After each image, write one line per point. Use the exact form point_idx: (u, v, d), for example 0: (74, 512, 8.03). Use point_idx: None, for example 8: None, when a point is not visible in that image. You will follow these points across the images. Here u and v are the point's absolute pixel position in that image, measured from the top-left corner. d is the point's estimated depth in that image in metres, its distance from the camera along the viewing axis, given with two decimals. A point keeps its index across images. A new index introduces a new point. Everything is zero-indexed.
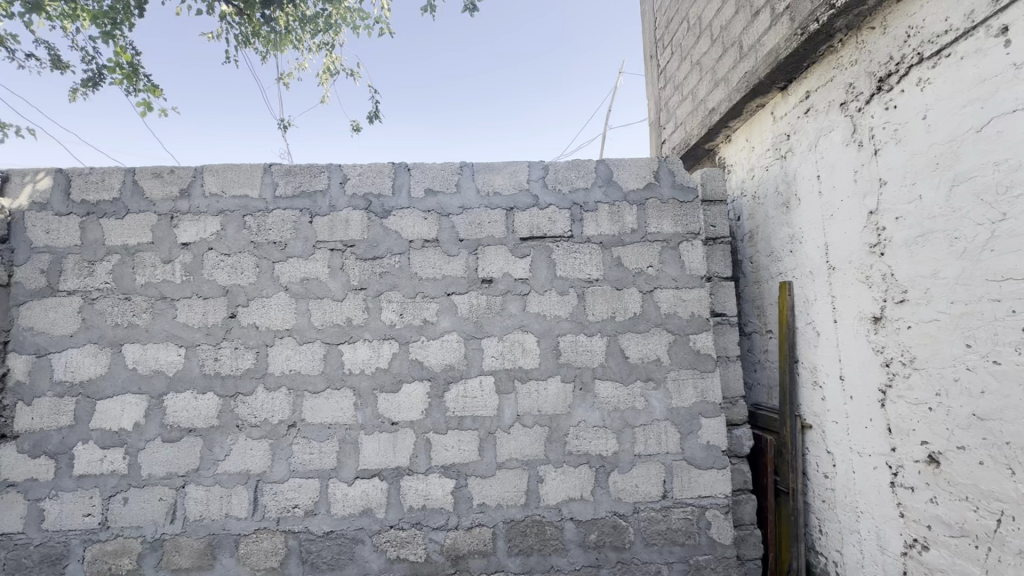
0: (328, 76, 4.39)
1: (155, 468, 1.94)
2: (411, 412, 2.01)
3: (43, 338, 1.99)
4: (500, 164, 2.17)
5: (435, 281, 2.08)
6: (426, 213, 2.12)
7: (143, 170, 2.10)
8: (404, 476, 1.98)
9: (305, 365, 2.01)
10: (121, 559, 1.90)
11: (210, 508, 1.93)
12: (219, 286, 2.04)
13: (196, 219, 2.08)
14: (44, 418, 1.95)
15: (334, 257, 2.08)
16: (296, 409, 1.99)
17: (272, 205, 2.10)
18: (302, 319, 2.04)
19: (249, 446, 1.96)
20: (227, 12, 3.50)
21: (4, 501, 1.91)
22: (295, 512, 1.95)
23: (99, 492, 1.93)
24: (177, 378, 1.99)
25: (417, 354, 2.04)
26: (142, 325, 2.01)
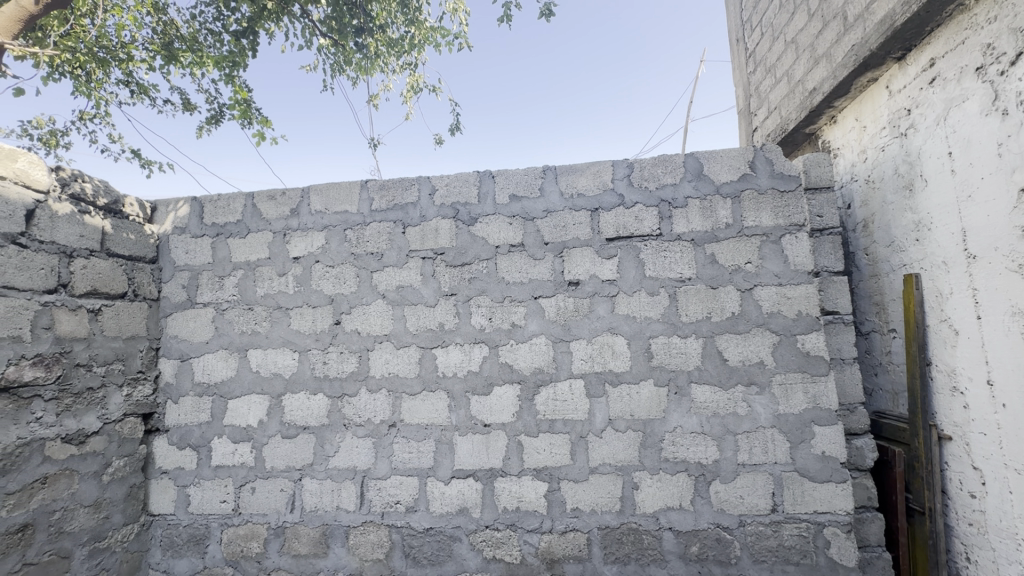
0: (412, 94, 4.63)
1: (276, 461, 2.15)
2: (503, 414, 2.04)
3: (186, 344, 2.29)
4: (584, 165, 2.15)
5: (522, 285, 2.11)
6: (511, 218, 2.15)
7: (260, 194, 2.35)
8: (498, 478, 2.02)
9: (403, 368, 2.12)
10: (251, 542, 2.12)
11: (323, 500, 2.10)
12: (325, 295, 2.22)
13: (305, 235, 2.28)
14: (188, 415, 2.23)
15: (426, 265, 2.18)
16: (395, 410, 2.10)
17: (369, 218, 2.25)
18: (399, 324, 2.15)
19: (355, 443, 2.11)
20: (324, 44, 3.83)
21: (159, 486, 2.22)
22: (398, 508, 2.06)
23: (232, 481, 2.17)
24: (292, 380, 2.18)
25: (507, 357, 2.07)
26: (263, 332, 2.24)
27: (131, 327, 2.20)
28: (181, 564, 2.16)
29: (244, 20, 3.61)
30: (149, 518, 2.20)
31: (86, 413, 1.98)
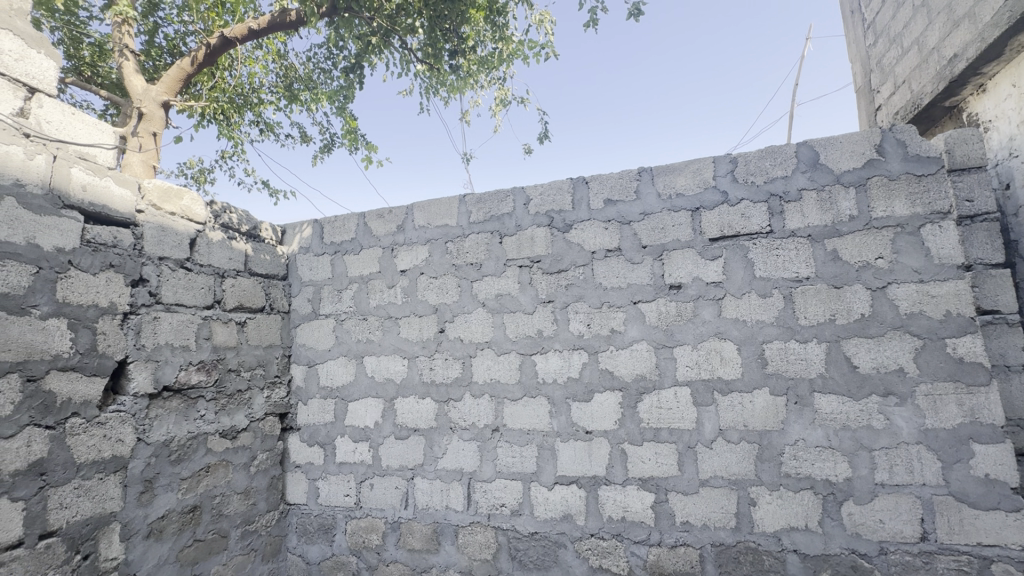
0: (501, 107, 4.77)
1: (392, 460, 2.31)
2: (605, 421, 2.02)
3: (313, 352, 2.55)
4: (682, 164, 2.08)
5: (620, 290, 2.08)
6: (607, 223, 2.13)
7: (370, 214, 2.56)
8: (602, 485, 1.99)
9: (505, 374, 2.18)
10: (371, 534, 2.30)
11: (434, 499, 2.22)
12: (430, 305, 2.36)
13: (410, 249, 2.44)
14: (316, 415, 2.48)
15: (523, 273, 2.23)
16: (498, 415, 2.17)
17: (468, 230, 2.36)
18: (499, 332, 2.22)
19: (461, 446, 2.20)
20: (421, 70, 4.10)
21: (294, 478, 2.49)
22: (503, 511, 2.11)
23: (354, 477, 2.37)
24: (403, 385, 2.34)
25: (607, 363, 2.05)
26: (376, 340, 2.43)
27: (269, 336, 2.50)
28: (312, 550, 2.40)
29: (352, 57, 3.98)
30: (286, 507, 2.48)
31: (237, 411, 2.28)
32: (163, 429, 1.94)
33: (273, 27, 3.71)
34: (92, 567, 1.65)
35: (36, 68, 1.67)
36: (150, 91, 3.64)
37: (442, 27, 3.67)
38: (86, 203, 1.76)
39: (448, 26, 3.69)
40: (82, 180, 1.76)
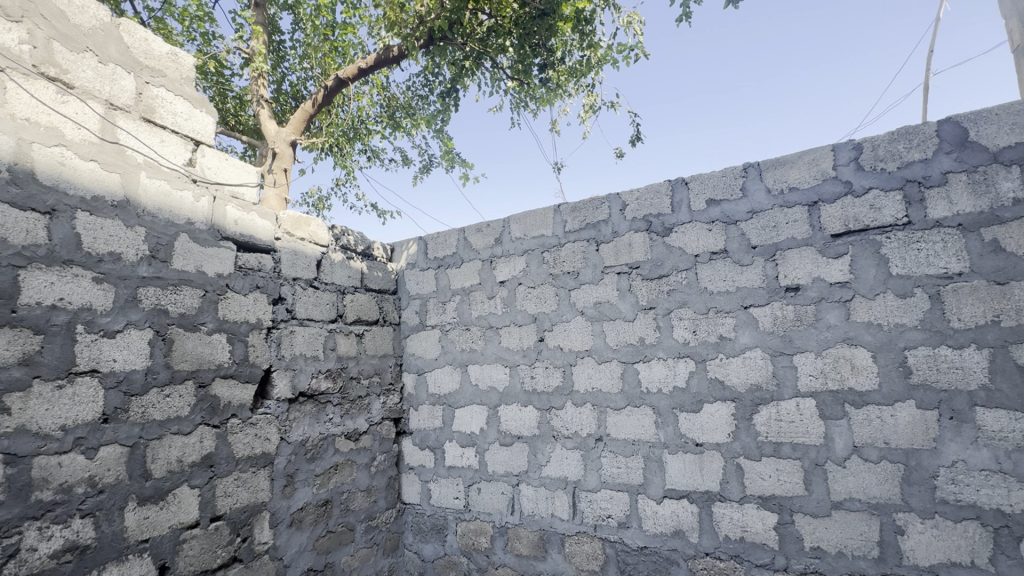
0: (590, 113, 4.75)
1: (497, 466, 2.38)
2: (717, 433, 1.91)
3: (421, 361, 2.72)
4: (795, 156, 1.92)
5: (728, 294, 1.96)
6: (710, 224, 2.03)
7: (470, 229, 2.68)
8: (716, 502, 1.88)
9: (606, 383, 2.16)
10: (480, 537, 2.38)
11: (539, 506, 2.24)
12: (529, 315, 2.41)
13: (509, 261, 2.52)
14: (426, 420, 2.64)
15: (622, 279, 2.19)
16: (601, 424, 2.15)
17: (564, 240, 2.38)
18: (599, 340, 2.20)
19: (565, 455, 2.21)
20: (511, 86, 4.23)
21: (408, 479, 2.66)
22: (610, 522, 2.08)
23: (462, 480, 2.47)
24: (506, 393, 2.41)
25: (717, 372, 1.94)
26: (479, 350, 2.53)
27: (383, 346, 2.72)
28: (427, 548, 2.54)
29: (447, 82, 4.23)
30: (403, 506, 2.65)
31: (358, 415, 2.50)
32: (300, 429, 2.20)
33: (378, 63, 4.08)
34: (249, 549, 1.91)
35: (201, 124, 2.01)
36: (281, 133, 4.19)
37: (531, 43, 3.77)
38: (237, 234, 2.06)
39: (537, 41, 3.78)
40: (235, 215, 2.07)
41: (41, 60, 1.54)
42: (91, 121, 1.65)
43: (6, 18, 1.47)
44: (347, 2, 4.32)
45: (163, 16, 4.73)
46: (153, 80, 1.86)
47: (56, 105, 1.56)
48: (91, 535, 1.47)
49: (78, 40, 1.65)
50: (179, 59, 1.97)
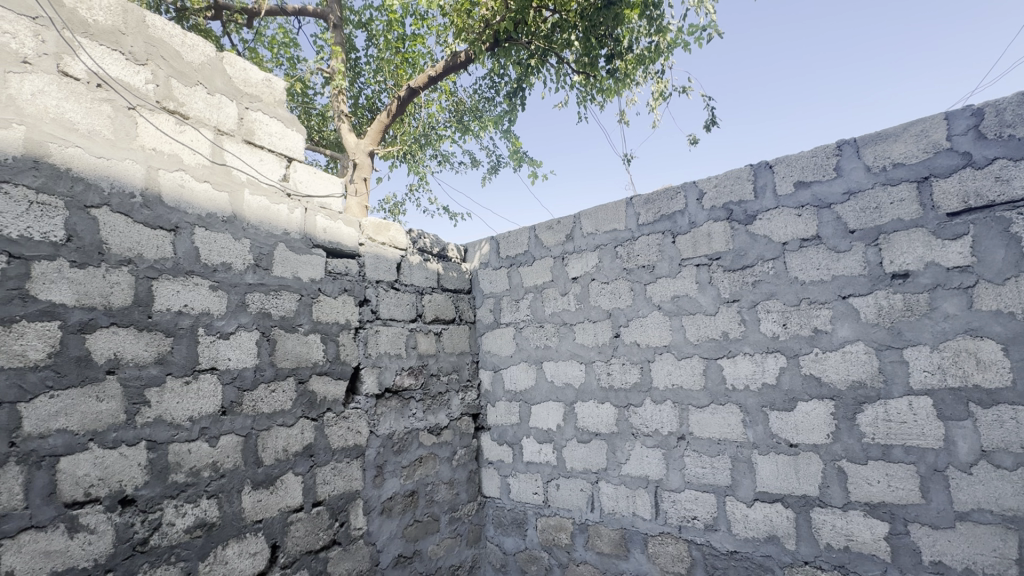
0: (660, 101, 4.58)
1: (575, 463, 2.37)
2: (814, 434, 1.77)
3: (497, 358, 2.78)
4: (899, 128, 1.73)
5: (822, 284, 1.82)
6: (800, 209, 1.89)
7: (540, 226, 2.69)
8: (814, 507, 1.75)
9: (687, 380, 2.08)
10: (560, 533, 2.39)
11: (620, 505, 2.21)
12: (604, 310, 2.38)
13: (581, 256, 2.50)
14: (504, 416, 2.69)
15: (701, 271, 2.10)
16: (683, 422, 2.07)
17: (637, 233, 2.32)
18: (678, 335, 2.13)
19: (645, 453, 2.16)
20: (578, 80, 4.19)
21: (488, 473, 2.72)
22: (696, 524, 2.00)
23: (541, 476, 2.49)
24: (582, 389, 2.40)
25: (812, 368, 1.80)
26: (553, 346, 2.54)
27: (461, 344, 2.80)
28: (508, 541, 2.59)
29: (513, 82, 4.27)
30: (484, 499, 2.72)
31: (439, 411, 2.60)
32: (387, 423, 2.33)
33: (447, 70, 4.21)
34: (346, 533, 2.06)
35: (292, 142, 2.18)
36: (360, 144, 4.45)
37: (597, 35, 3.71)
38: (326, 242, 2.22)
39: (604, 32, 3.71)
40: (324, 224, 2.23)
41: (162, 96, 1.76)
42: (204, 146, 1.85)
43: (134, 63, 1.70)
44: (415, 14, 4.49)
45: (255, 46, 5.20)
46: (251, 106, 2.06)
47: (175, 134, 1.77)
48: (216, 514, 1.66)
49: (191, 75, 1.86)
50: (272, 85, 2.16)
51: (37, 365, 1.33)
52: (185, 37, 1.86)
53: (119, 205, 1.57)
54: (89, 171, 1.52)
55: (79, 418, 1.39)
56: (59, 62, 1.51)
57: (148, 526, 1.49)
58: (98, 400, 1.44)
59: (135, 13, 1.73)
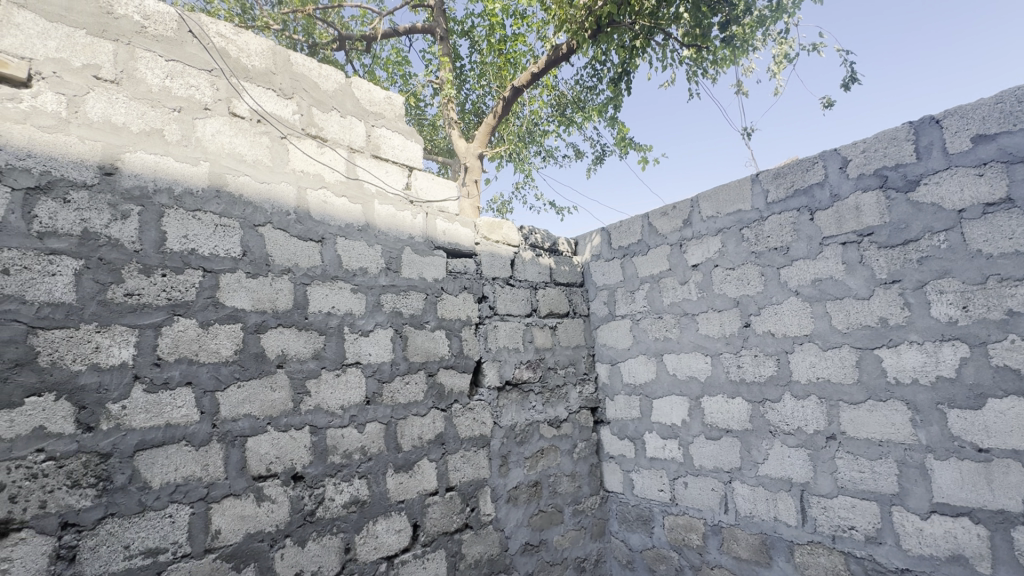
0: (784, 64, 4.13)
1: (705, 460, 2.24)
2: (1012, 437, 1.48)
3: (613, 351, 2.73)
4: None
5: (1017, 256, 1.50)
6: (981, 167, 1.59)
7: (654, 213, 2.58)
8: (1016, 525, 1.47)
9: (835, 373, 1.86)
10: (691, 534, 2.28)
11: (759, 508, 2.04)
12: (730, 298, 2.21)
13: (700, 242, 2.35)
14: (623, 410, 2.64)
15: (848, 250, 1.86)
16: (832, 420, 1.85)
17: (766, 212, 2.12)
18: (822, 322, 1.91)
19: (787, 453, 1.97)
20: (688, 54, 3.93)
21: (609, 468, 2.68)
22: (854, 535, 1.78)
23: (666, 473, 2.40)
24: (708, 383, 2.25)
25: (1006, 358, 1.51)
26: (674, 338, 2.42)
27: (576, 337, 2.80)
28: (634, 538, 2.53)
29: (618, 67, 4.14)
30: (606, 494, 2.69)
31: (558, 404, 2.62)
32: (509, 414, 2.41)
33: (549, 65, 4.22)
34: (477, 518, 2.17)
35: (412, 153, 2.35)
36: (469, 148, 4.66)
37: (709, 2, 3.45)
38: (446, 243, 2.36)
39: None
40: (443, 227, 2.37)
41: (306, 123, 2.00)
42: (340, 164, 2.07)
43: (283, 98, 1.96)
44: (516, 14, 4.55)
45: (374, 69, 5.70)
46: (376, 123, 2.26)
47: (318, 156, 2.00)
48: (366, 492, 1.85)
49: (327, 102, 2.09)
50: (393, 101, 2.34)
51: (228, 360, 1.60)
52: (320, 69, 2.10)
53: (278, 222, 1.81)
54: (256, 195, 1.78)
55: (259, 405, 1.64)
56: (230, 105, 1.80)
57: (314, 500, 1.71)
58: (272, 390, 1.68)
59: (282, 54, 1.99)
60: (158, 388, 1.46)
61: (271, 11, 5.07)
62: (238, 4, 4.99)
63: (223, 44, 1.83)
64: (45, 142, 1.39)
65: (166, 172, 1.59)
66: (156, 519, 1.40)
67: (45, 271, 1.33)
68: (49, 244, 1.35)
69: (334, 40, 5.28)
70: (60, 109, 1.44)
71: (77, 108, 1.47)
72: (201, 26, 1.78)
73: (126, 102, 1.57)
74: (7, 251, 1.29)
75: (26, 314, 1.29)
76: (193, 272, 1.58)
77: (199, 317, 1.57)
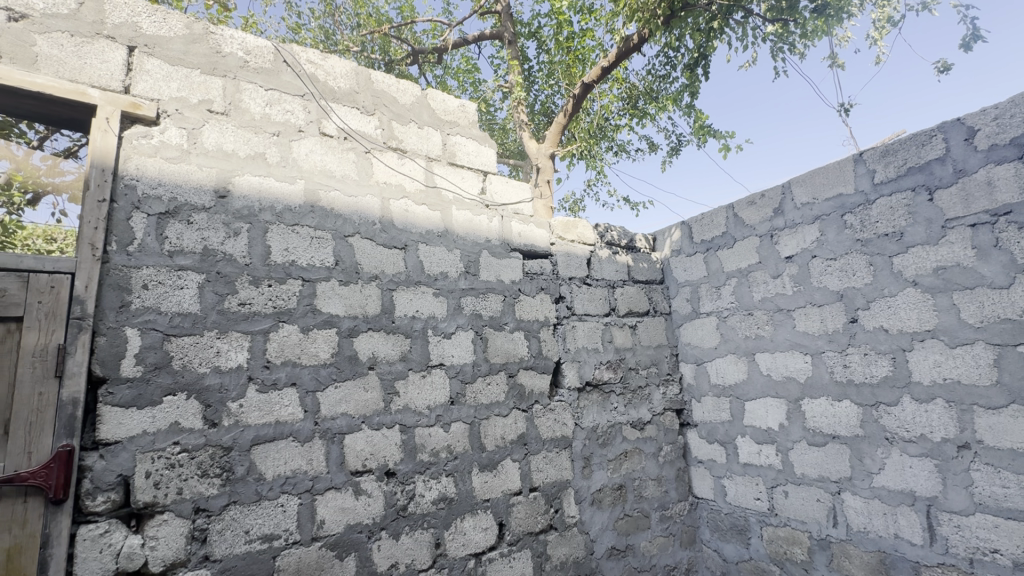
0: (886, 29, 3.71)
1: (808, 469, 2.06)
2: None
3: (699, 350, 2.59)
4: None
5: None
6: None
7: (740, 203, 2.43)
8: None
9: (967, 373, 1.63)
10: (794, 547, 2.10)
11: (875, 522, 1.85)
12: (832, 292, 2.02)
13: (795, 232, 2.18)
14: (711, 412, 2.50)
15: (979, 233, 1.63)
16: (965, 427, 1.63)
17: (873, 195, 1.92)
18: (948, 316, 1.69)
19: (908, 463, 1.76)
20: (773, 30, 3.66)
21: (698, 473, 2.55)
22: (998, 560, 1.55)
23: (763, 481, 2.24)
24: (809, 385, 2.08)
25: None
26: (767, 336, 2.26)
27: (657, 337, 2.70)
28: (728, 548, 2.38)
29: (693, 52, 3.94)
30: (696, 500, 2.56)
31: (641, 405, 2.54)
32: (591, 415, 2.37)
33: (620, 57, 4.11)
34: (561, 519, 2.15)
35: (486, 158, 2.40)
36: (541, 149, 4.66)
37: None
38: (522, 245, 2.37)
39: None
40: (519, 229, 2.38)
41: (387, 137, 2.10)
42: (419, 174, 2.16)
43: (366, 114, 2.07)
44: (584, 9, 4.49)
45: (445, 79, 5.88)
46: (451, 131, 2.33)
47: (398, 167, 2.10)
48: (454, 490, 1.91)
49: (405, 115, 2.19)
50: (466, 109, 2.40)
51: (326, 362, 1.72)
52: (398, 84, 2.20)
53: (366, 232, 1.92)
54: (345, 207, 1.90)
55: (354, 404, 1.75)
56: (320, 126, 1.94)
57: (406, 495, 1.80)
58: (365, 390, 1.79)
59: (364, 74, 2.11)
60: (268, 389, 1.60)
61: (351, 34, 5.40)
62: (322, 32, 5.37)
63: (312, 69, 1.97)
64: (172, 171, 1.58)
65: (269, 191, 1.74)
66: (270, 507, 1.53)
67: (175, 285, 1.51)
68: (177, 261, 1.53)
69: (408, 55, 5.52)
70: (182, 142, 1.63)
71: (196, 139, 1.66)
72: (293, 55, 1.94)
73: (234, 130, 1.74)
74: (146, 269, 1.48)
75: (162, 323, 1.48)
76: (294, 282, 1.72)
77: (300, 323, 1.70)
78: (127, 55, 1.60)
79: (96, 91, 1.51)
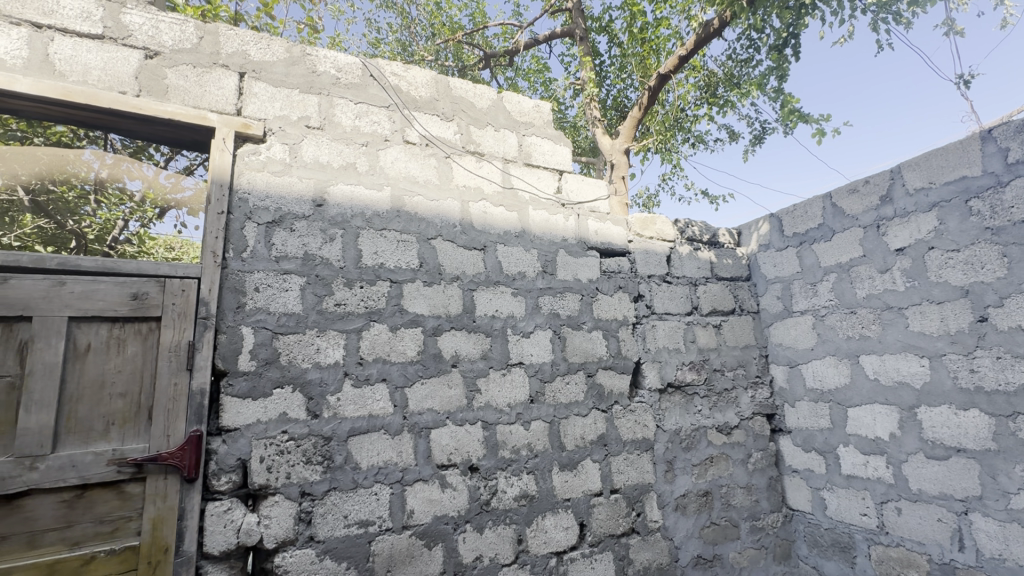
0: None
1: (926, 484, 1.86)
2: None
3: (792, 351, 2.42)
4: None
5: None
6: None
7: (839, 191, 2.24)
8: None
9: None
10: (909, 570, 1.90)
11: (1013, 549, 1.62)
12: (955, 287, 1.80)
13: (906, 222, 1.97)
14: (807, 419, 2.32)
15: None
16: None
17: (1008, 177, 1.70)
18: None
19: None
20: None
21: (793, 483, 2.38)
22: None
23: (871, 495, 2.05)
24: (927, 391, 1.87)
25: None
26: (873, 337, 2.06)
27: (744, 337, 2.55)
28: (829, 566, 2.20)
29: (780, 31, 3.68)
30: (790, 512, 2.39)
31: (727, 409, 2.42)
32: (673, 418, 2.29)
33: (698, 44, 3.94)
34: (644, 523, 2.10)
35: (561, 157, 2.39)
36: (614, 145, 4.58)
37: None
38: (599, 243, 2.34)
39: None
40: (595, 227, 2.36)
41: (465, 142, 2.17)
42: (496, 176, 2.20)
43: (446, 121, 2.15)
44: None
45: (515, 80, 5.94)
46: (527, 132, 2.35)
47: (477, 170, 2.16)
48: (534, 488, 1.92)
49: (482, 119, 2.24)
50: (541, 109, 2.41)
51: (413, 360, 1.81)
52: (475, 90, 2.25)
53: (447, 235, 1.99)
54: (428, 211, 1.98)
55: (439, 400, 1.82)
56: (404, 135, 2.03)
57: (489, 490, 1.84)
58: (449, 387, 1.85)
59: (444, 82, 2.19)
60: (361, 383, 1.71)
61: (425, 44, 5.62)
62: (399, 44, 5.63)
63: (396, 81, 2.08)
64: (277, 184, 1.73)
65: (360, 199, 1.86)
66: (365, 495, 1.63)
67: (281, 288, 1.66)
68: (283, 265, 1.68)
69: (479, 59, 5.64)
70: (285, 156, 1.78)
71: (297, 153, 1.81)
72: (379, 69, 2.05)
73: (329, 143, 1.87)
74: (257, 273, 1.63)
75: (271, 322, 1.62)
76: (383, 283, 1.82)
77: (390, 322, 1.80)
78: (239, 80, 1.78)
79: (215, 115, 1.69)
